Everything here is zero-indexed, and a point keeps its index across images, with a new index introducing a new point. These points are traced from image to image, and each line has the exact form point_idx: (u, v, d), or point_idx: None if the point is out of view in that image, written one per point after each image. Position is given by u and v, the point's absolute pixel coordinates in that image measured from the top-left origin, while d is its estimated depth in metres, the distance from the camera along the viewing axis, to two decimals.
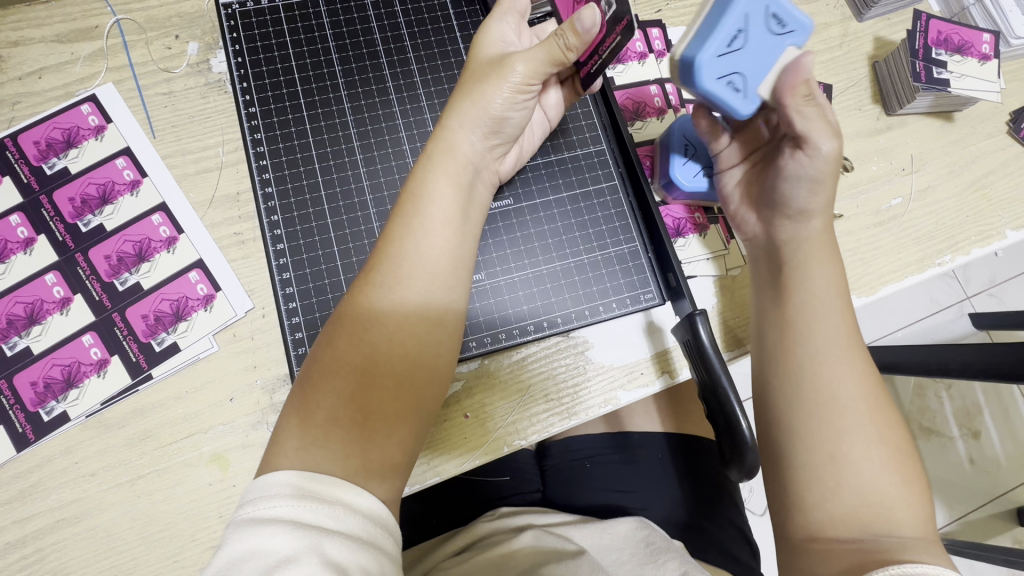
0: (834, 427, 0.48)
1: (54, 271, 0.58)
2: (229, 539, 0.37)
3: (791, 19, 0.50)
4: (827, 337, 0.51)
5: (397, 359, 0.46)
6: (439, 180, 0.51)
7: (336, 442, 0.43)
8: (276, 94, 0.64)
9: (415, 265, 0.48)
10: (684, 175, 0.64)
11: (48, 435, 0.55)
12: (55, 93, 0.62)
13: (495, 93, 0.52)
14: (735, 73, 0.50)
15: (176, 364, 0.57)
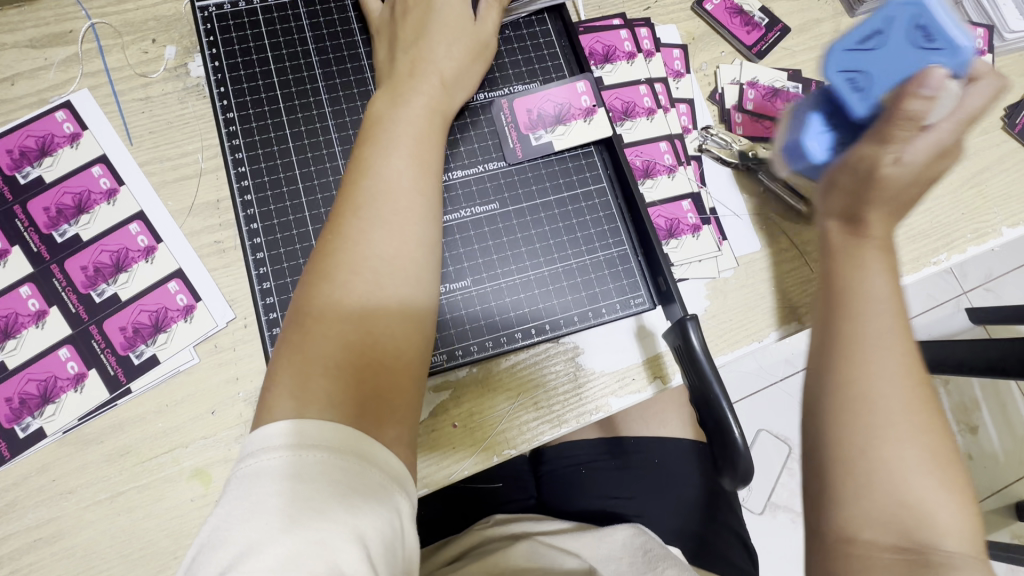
0: (874, 410, 0.42)
1: (29, 283, 0.57)
2: (229, 494, 0.38)
3: (942, 33, 0.48)
4: (894, 308, 0.45)
5: (390, 287, 0.46)
6: (406, 117, 0.53)
7: (340, 379, 0.42)
8: (254, 98, 0.61)
9: (393, 193, 0.49)
10: (815, 141, 0.53)
11: (25, 452, 0.53)
12: (28, 100, 0.61)
13: (448, 36, 0.58)
14: (861, 70, 0.50)
15: (156, 378, 0.56)
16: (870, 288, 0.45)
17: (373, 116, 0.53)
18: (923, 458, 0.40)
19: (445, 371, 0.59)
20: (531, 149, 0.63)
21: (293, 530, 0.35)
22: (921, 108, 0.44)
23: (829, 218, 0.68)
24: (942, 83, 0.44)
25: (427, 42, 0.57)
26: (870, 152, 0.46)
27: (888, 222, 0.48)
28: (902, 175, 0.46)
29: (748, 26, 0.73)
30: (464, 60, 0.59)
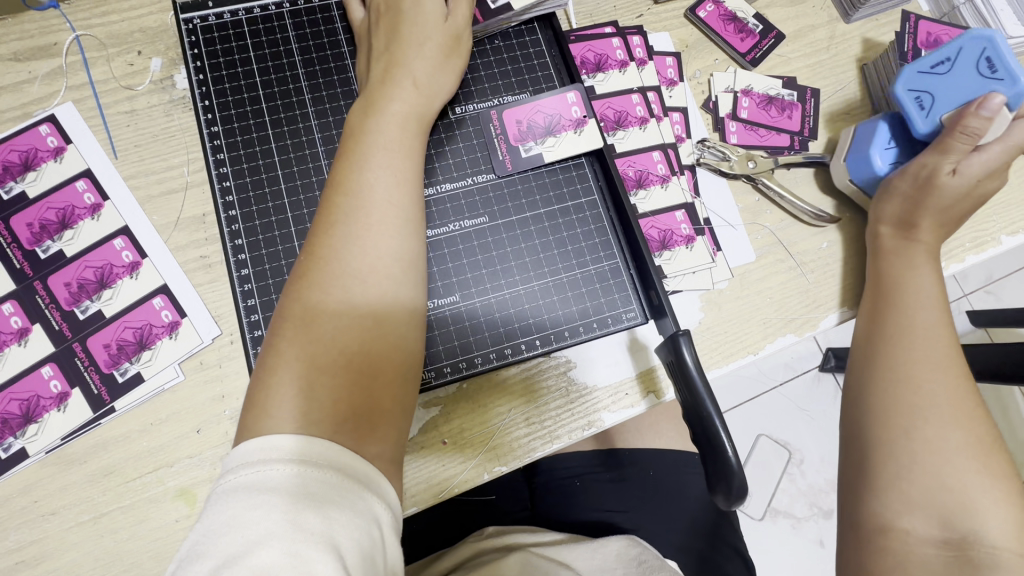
0: (912, 403, 0.50)
1: (12, 300, 0.56)
2: (209, 510, 0.37)
3: (1006, 67, 0.57)
4: (926, 310, 0.54)
5: (369, 300, 0.46)
6: (383, 126, 0.52)
7: (318, 395, 0.42)
8: (240, 112, 0.61)
9: (369, 204, 0.48)
10: (881, 157, 0.63)
11: (7, 473, 0.52)
12: (12, 114, 0.60)
13: (425, 41, 0.56)
14: (926, 92, 0.59)
15: (140, 396, 0.55)
16: (920, 284, 0.56)
17: (349, 128, 0.52)
18: (968, 445, 0.48)
19: (433, 387, 0.58)
20: (521, 161, 0.62)
21: (277, 543, 0.34)
22: (977, 129, 0.55)
23: (835, 220, 0.66)
24: (998, 109, 0.55)
25: (402, 47, 0.56)
26: (932, 161, 0.57)
27: (936, 229, 0.58)
28: (956, 186, 0.56)
29: (742, 33, 0.72)
30: (442, 66, 0.57)
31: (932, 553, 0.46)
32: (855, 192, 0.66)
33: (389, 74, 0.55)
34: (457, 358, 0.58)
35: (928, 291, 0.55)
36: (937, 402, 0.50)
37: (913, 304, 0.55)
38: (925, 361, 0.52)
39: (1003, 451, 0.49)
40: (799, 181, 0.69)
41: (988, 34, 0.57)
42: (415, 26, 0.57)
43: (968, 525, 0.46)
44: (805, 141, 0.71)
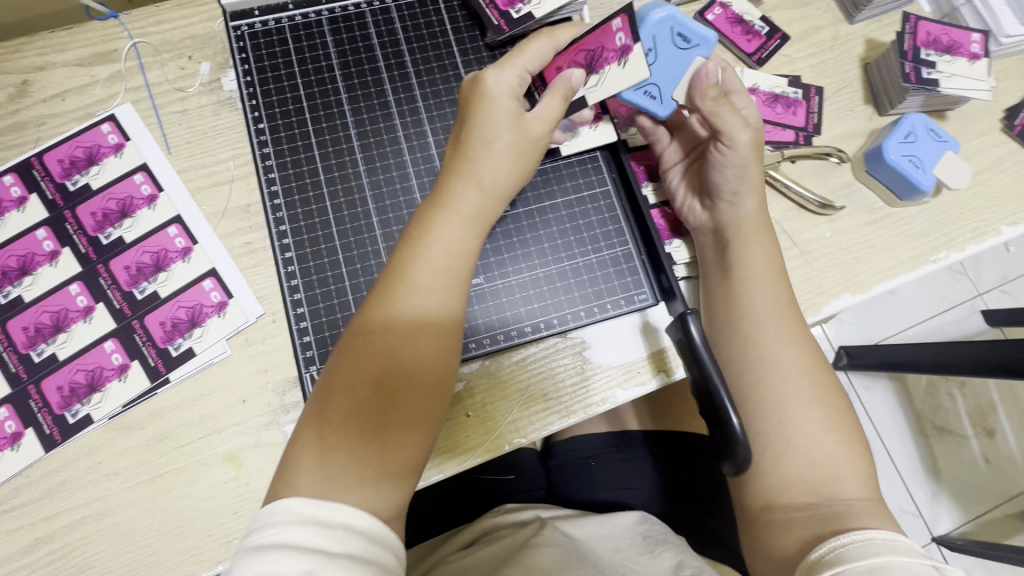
0: (781, 396, 0.57)
1: (78, 282, 0.62)
2: (237, 565, 0.41)
3: (694, 34, 0.60)
4: (769, 309, 0.59)
5: (407, 392, 0.49)
6: (447, 226, 0.53)
7: (350, 472, 0.46)
8: (283, 110, 0.67)
9: (423, 308, 0.51)
10: (895, 148, 0.69)
11: (73, 436, 0.58)
12: (77, 114, 0.66)
13: (499, 138, 0.55)
14: (650, 83, 0.62)
15: (192, 368, 0.60)
16: (762, 264, 0.61)
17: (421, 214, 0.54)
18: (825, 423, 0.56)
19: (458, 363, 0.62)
20: (541, 155, 0.68)
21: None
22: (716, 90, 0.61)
23: (840, 209, 0.70)
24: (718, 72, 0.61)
25: (473, 144, 0.55)
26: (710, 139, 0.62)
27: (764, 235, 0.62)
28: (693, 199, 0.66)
29: (749, 34, 0.76)
30: (509, 164, 0.56)
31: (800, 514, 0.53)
32: (871, 183, 0.72)
33: (455, 167, 0.56)
34: (481, 336, 0.64)
35: (758, 273, 0.60)
36: (790, 380, 0.57)
37: (748, 294, 0.60)
38: (784, 339, 0.59)
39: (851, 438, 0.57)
40: (806, 174, 0.73)
41: (669, 14, 0.60)
42: (494, 132, 0.55)
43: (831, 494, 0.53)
44: (809, 136, 0.74)
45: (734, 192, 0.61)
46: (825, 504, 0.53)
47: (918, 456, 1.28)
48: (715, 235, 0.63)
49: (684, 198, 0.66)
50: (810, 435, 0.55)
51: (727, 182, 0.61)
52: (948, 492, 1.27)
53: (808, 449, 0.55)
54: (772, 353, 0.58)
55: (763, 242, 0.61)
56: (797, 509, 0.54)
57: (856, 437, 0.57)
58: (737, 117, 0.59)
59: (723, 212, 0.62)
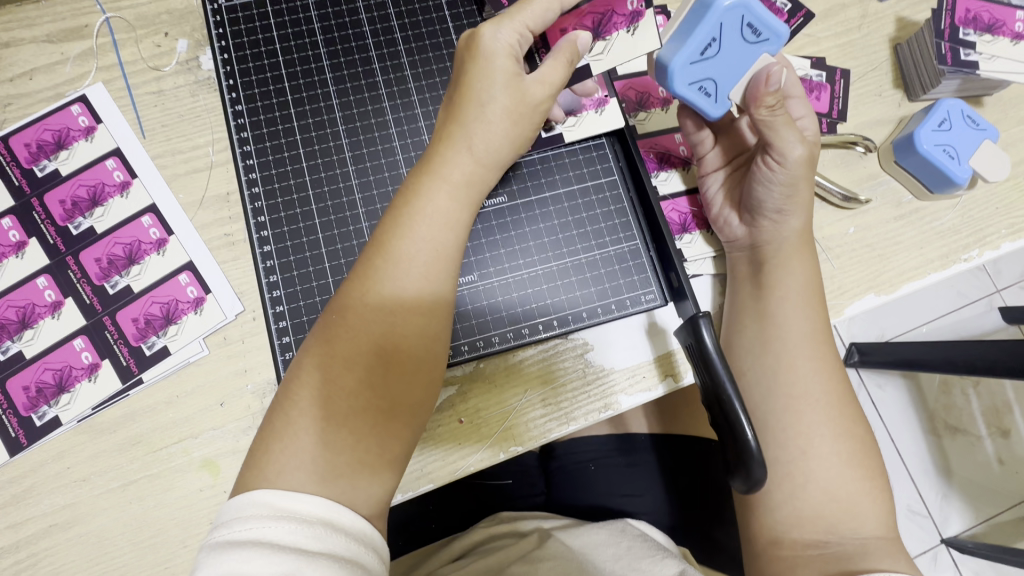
0: (806, 423, 0.54)
1: (45, 275, 0.58)
2: (202, 563, 0.37)
3: (767, 27, 0.52)
4: (802, 333, 0.56)
5: (385, 374, 0.45)
6: (434, 195, 0.49)
7: (317, 461, 0.42)
8: (263, 91, 0.63)
9: (404, 282, 0.46)
10: (927, 137, 0.63)
11: (41, 440, 0.54)
12: (45, 94, 0.62)
13: (496, 98, 0.50)
14: (706, 78, 0.54)
15: (167, 368, 0.57)
16: (796, 278, 0.57)
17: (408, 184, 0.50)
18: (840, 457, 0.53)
19: (449, 365, 0.58)
20: (540, 142, 0.64)
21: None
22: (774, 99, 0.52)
23: (865, 202, 0.65)
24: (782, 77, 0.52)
25: (467, 105, 0.50)
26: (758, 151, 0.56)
27: (802, 254, 0.58)
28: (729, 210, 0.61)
29: (769, 13, 0.70)
30: (505, 131, 0.51)
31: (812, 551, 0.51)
32: (899, 174, 0.66)
33: (448, 129, 0.51)
34: (475, 337, 0.59)
35: (794, 291, 0.57)
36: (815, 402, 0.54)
37: (782, 313, 0.56)
38: (812, 362, 0.56)
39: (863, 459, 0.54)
40: (829, 165, 0.67)
41: (741, 0, 0.51)
42: (491, 94, 0.50)
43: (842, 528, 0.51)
44: (833, 124, 0.69)
45: (781, 209, 0.56)
46: (837, 543, 0.51)
47: (930, 457, 1.24)
48: (753, 252, 0.59)
49: (722, 208, 0.61)
50: (832, 468, 0.53)
51: (770, 199, 0.56)
52: (960, 494, 1.22)
53: (829, 487, 0.52)
54: (799, 379, 0.55)
55: (803, 261, 0.58)
56: (804, 547, 0.52)
57: (872, 469, 0.54)
58: (794, 129, 0.52)
59: (764, 230, 0.58)
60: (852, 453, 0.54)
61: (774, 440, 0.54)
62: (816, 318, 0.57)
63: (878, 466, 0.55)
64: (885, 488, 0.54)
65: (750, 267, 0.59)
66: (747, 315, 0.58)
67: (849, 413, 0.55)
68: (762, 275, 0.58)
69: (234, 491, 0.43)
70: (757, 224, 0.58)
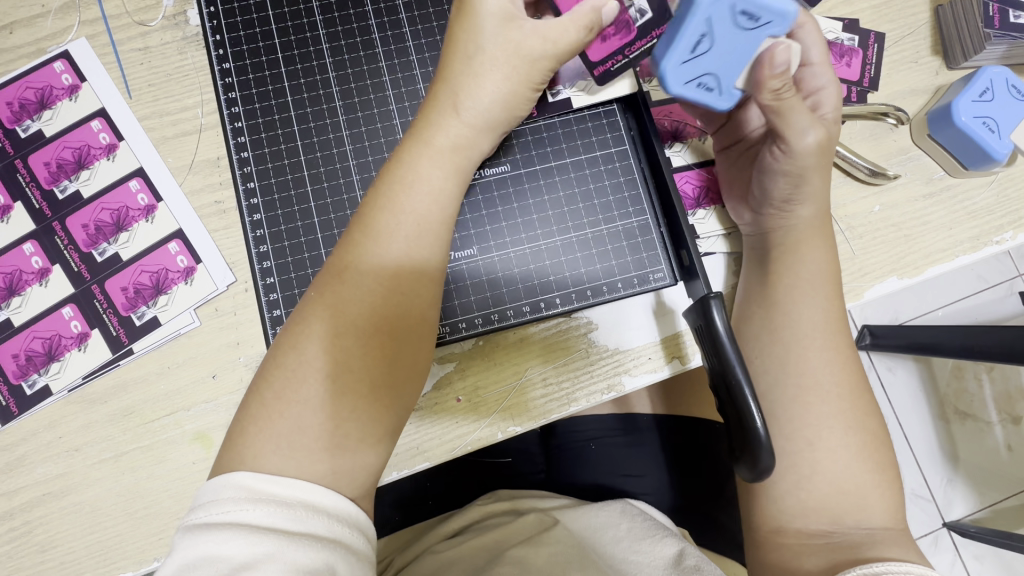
0: (818, 414, 0.51)
1: (31, 240, 0.56)
2: (181, 545, 0.37)
3: (766, 8, 0.45)
4: (818, 323, 0.53)
5: (365, 356, 0.43)
6: (424, 167, 0.47)
7: (292, 445, 0.40)
8: (251, 48, 0.60)
9: (385, 257, 0.45)
10: (966, 109, 0.58)
11: (31, 409, 0.54)
12: (26, 50, 0.58)
13: (490, 61, 0.48)
14: (704, 74, 0.49)
15: (158, 339, 0.55)
16: (814, 261, 0.54)
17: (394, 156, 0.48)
18: (852, 451, 0.51)
19: (447, 342, 0.56)
20: (548, 107, 0.60)
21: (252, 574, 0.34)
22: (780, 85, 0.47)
23: (894, 178, 0.60)
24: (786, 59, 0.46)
25: (452, 67, 0.49)
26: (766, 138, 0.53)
27: (819, 239, 0.55)
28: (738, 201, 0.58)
29: None
30: (499, 96, 0.49)
31: (819, 545, 0.49)
32: (932, 149, 0.62)
33: (435, 94, 0.49)
34: (473, 314, 0.57)
35: (806, 280, 0.54)
36: (826, 391, 0.52)
37: (796, 297, 0.53)
38: (826, 351, 0.53)
39: (875, 451, 0.52)
40: (857, 137, 0.63)
41: None
42: (483, 44, 0.48)
43: (850, 521, 0.49)
44: (863, 93, 0.64)
45: (792, 199, 0.53)
46: (850, 533, 0.49)
47: (937, 442, 1.21)
48: (762, 237, 0.56)
49: (730, 194, 0.58)
50: (840, 460, 0.51)
51: (778, 190, 0.53)
52: (966, 479, 1.20)
53: (841, 476, 0.50)
54: (807, 365, 0.52)
55: (818, 246, 0.54)
56: (808, 537, 0.49)
57: (883, 460, 0.52)
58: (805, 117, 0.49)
59: (771, 220, 0.55)
60: (865, 443, 0.51)
61: (785, 428, 0.52)
62: (833, 305, 0.54)
63: (890, 457, 0.52)
64: (898, 481, 0.52)
65: (756, 254, 0.57)
66: (756, 301, 0.55)
67: (863, 403, 0.52)
68: (775, 262, 0.55)
69: (212, 472, 0.42)
70: (763, 213, 0.55)
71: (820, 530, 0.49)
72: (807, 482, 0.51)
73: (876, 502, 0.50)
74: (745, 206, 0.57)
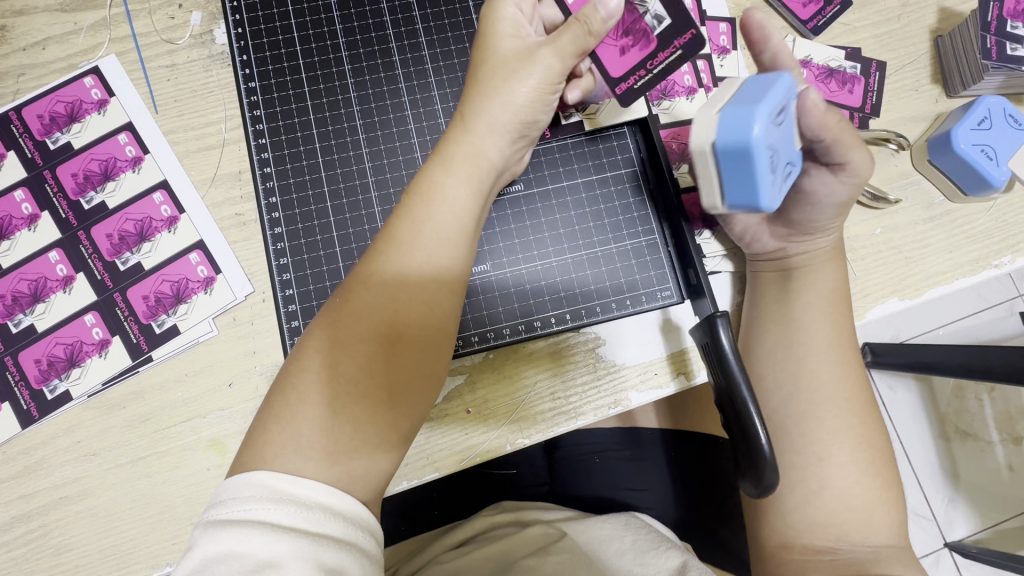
0: (823, 432, 0.53)
1: (56, 249, 0.58)
2: (201, 540, 0.37)
3: (784, 87, 0.44)
4: (824, 344, 0.54)
5: (387, 363, 0.44)
6: (447, 183, 0.48)
7: (309, 451, 0.41)
8: (276, 68, 0.62)
9: (409, 267, 0.46)
10: (965, 138, 0.60)
11: (52, 413, 0.55)
12: (58, 65, 0.60)
13: (517, 90, 0.50)
14: (784, 158, 0.47)
15: (177, 347, 0.57)
16: (818, 284, 0.56)
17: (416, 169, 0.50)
18: (855, 469, 0.52)
19: (458, 355, 0.58)
20: (560, 129, 0.62)
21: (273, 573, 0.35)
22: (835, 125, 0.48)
23: (895, 202, 0.62)
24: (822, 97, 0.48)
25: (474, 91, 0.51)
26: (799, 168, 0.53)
27: (823, 263, 0.56)
28: (758, 234, 0.57)
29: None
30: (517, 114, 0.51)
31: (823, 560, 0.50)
32: (932, 174, 0.64)
33: (463, 114, 0.51)
34: (486, 328, 0.59)
35: (809, 300, 0.56)
36: (832, 409, 0.53)
37: (801, 318, 0.55)
38: (831, 371, 0.54)
39: (880, 469, 0.52)
40: None
41: (766, 109, 0.43)
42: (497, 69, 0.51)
43: (851, 537, 0.50)
44: (865, 119, 0.66)
45: (824, 229, 0.55)
46: (849, 550, 0.50)
47: (938, 461, 1.22)
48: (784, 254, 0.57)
49: (747, 227, 0.58)
50: (844, 477, 0.52)
51: (819, 219, 0.54)
52: (966, 499, 1.21)
53: (845, 494, 0.51)
54: (816, 383, 0.54)
55: (826, 268, 0.56)
56: (815, 553, 0.51)
57: (887, 478, 0.53)
58: (862, 149, 0.50)
59: (797, 249, 0.56)
60: (873, 461, 0.52)
61: (790, 444, 0.53)
62: (837, 326, 0.55)
63: (896, 474, 0.53)
64: (901, 499, 0.53)
65: (763, 276, 0.58)
66: (763, 320, 0.57)
67: (869, 421, 0.54)
68: (787, 284, 0.57)
69: (231, 470, 0.43)
70: (789, 241, 0.56)
71: (820, 545, 0.51)
72: (813, 500, 0.52)
73: (879, 519, 0.51)
74: (768, 233, 0.57)
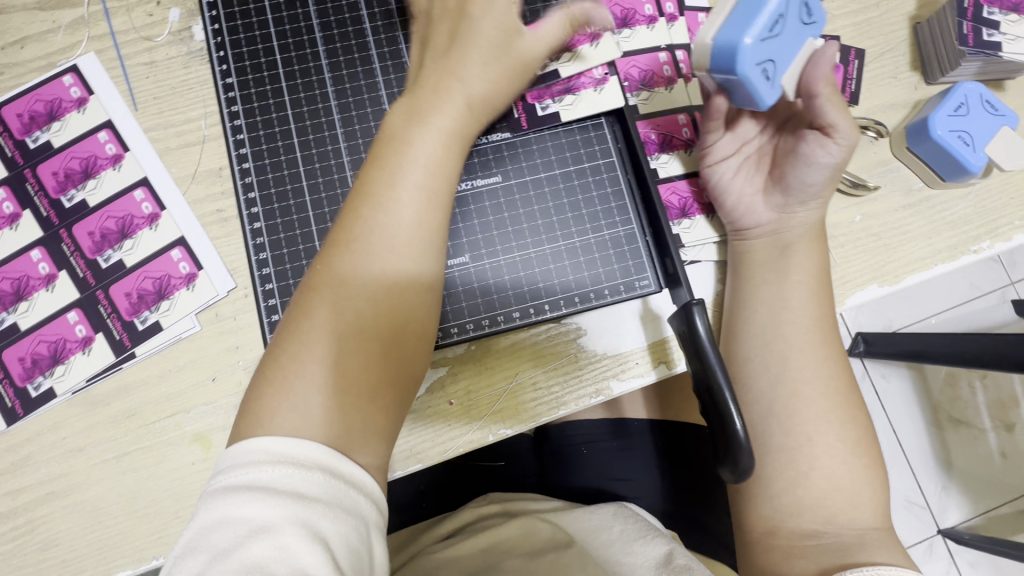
0: (802, 417, 0.53)
1: (39, 247, 0.58)
2: (205, 504, 0.38)
3: (816, 10, 0.49)
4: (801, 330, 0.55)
5: (381, 317, 0.45)
6: (430, 145, 0.49)
7: (307, 410, 0.41)
8: (253, 62, 0.62)
9: (397, 226, 0.47)
10: (943, 123, 0.60)
11: (37, 410, 0.55)
12: (36, 64, 0.61)
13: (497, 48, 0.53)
14: (768, 60, 0.47)
15: (160, 343, 0.57)
16: (793, 274, 0.57)
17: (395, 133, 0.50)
18: (836, 453, 0.52)
19: (440, 346, 0.58)
20: (537, 120, 0.62)
21: (270, 536, 0.35)
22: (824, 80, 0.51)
23: (874, 189, 0.63)
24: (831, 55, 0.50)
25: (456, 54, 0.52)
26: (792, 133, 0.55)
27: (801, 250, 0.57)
28: (753, 205, 0.58)
29: None
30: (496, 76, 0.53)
31: (807, 544, 0.51)
32: (911, 161, 0.64)
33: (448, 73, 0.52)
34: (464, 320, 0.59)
35: (784, 288, 0.56)
36: (810, 395, 0.54)
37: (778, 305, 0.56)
38: (809, 356, 0.55)
39: (860, 454, 0.53)
40: None
41: None
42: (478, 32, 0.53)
43: (833, 521, 0.51)
44: None
45: (815, 193, 0.56)
46: (833, 533, 0.50)
47: (931, 448, 1.23)
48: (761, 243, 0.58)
49: (740, 198, 0.58)
50: (825, 461, 0.52)
51: (813, 180, 0.55)
52: (958, 486, 1.21)
53: (825, 478, 0.52)
54: (795, 369, 0.54)
55: (804, 255, 0.57)
56: (799, 537, 0.51)
57: (868, 462, 0.53)
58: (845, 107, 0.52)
59: (791, 217, 0.57)
60: (853, 445, 0.53)
61: (771, 430, 0.54)
62: (813, 312, 0.56)
63: (876, 458, 0.54)
64: (882, 483, 0.54)
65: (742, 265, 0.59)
66: (741, 309, 0.57)
67: (849, 405, 0.54)
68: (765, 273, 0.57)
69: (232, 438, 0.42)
70: (784, 210, 0.57)
71: (802, 529, 0.51)
72: (794, 485, 0.52)
73: (859, 501, 0.52)
74: (762, 204, 0.58)
